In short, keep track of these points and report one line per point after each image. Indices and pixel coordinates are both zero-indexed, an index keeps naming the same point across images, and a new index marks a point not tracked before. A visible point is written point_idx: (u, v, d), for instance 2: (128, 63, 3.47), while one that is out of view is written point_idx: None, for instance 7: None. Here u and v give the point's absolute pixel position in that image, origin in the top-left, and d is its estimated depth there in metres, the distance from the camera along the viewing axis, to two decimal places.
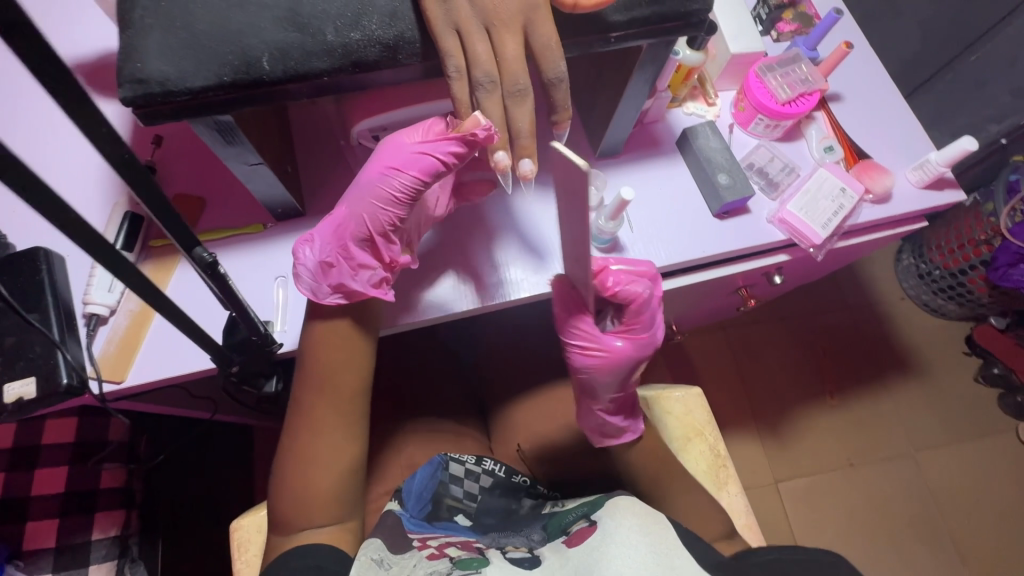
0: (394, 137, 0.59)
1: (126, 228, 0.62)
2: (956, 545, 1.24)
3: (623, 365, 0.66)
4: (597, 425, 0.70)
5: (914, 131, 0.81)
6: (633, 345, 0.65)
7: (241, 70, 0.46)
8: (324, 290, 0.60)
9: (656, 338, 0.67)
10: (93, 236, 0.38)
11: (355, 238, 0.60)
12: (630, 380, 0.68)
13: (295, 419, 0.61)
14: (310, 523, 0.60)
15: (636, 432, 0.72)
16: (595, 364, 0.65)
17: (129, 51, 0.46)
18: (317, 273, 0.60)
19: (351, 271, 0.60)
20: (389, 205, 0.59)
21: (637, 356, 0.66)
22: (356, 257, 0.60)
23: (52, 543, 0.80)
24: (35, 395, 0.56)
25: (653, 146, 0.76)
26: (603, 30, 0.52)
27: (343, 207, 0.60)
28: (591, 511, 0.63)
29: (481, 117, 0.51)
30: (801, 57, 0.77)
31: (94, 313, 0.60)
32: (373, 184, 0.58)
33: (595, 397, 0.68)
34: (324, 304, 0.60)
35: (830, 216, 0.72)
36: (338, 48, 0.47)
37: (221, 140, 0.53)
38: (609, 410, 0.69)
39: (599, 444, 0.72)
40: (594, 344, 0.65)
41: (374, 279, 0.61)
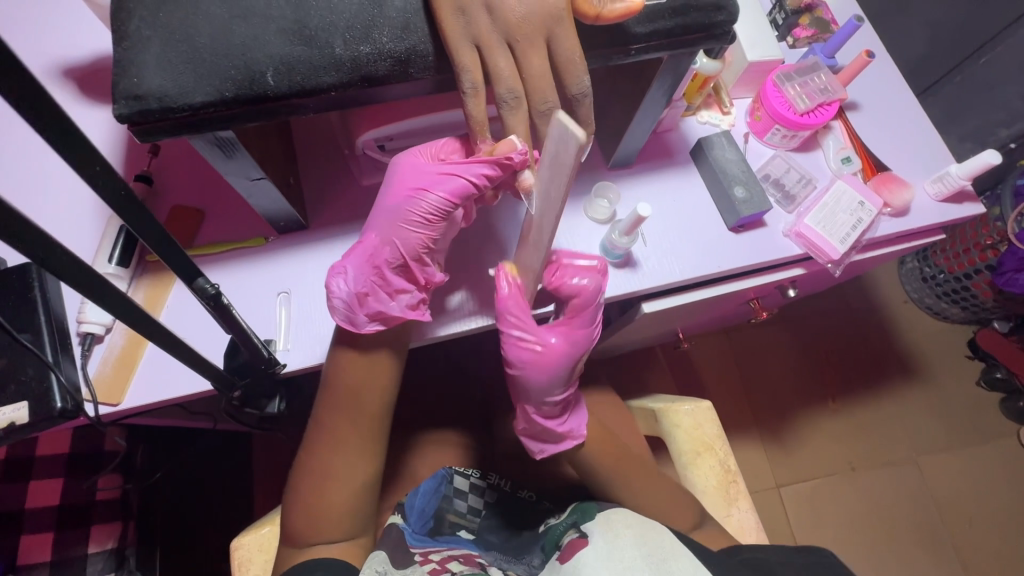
0: (410, 159, 0.56)
1: (122, 243, 0.60)
2: (959, 552, 1.23)
3: (560, 362, 0.62)
4: (533, 423, 0.66)
5: (933, 142, 0.79)
6: (569, 341, 0.62)
7: (245, 85, 0.44)
8: (361, 319, 0.56)
9: (593, 336, 0.64)
10: (75, 264, 0.35)
11: (389, 265, 0.56)
12: (571, 377, 0.64)
13: (315, 439, 0.60)
14: (324, 536, 0.59)
15: (578, 440, 0.66)
16: (529, 357, 0.61)
17: (125, 65, 0.44)
18: (353, 303, 0.56)
19: (390, 297, 0.57)
20: (422, 227, 0.56)
21: (574, 351, 0.62)
22: (392, 284, 0.57)
23: (46, 558, 0.76)
24: (27, 420, 0.54)
25: (667, 156, 0.74)
26: (625, 43, 0.50)
27: (372, 232, 0.57)
28: (581, 521, 0.62)
29: (517, 141, 0.50)
30: (820, 65, 0.75)
31: (89, 332, 0.58)
32: (403, 206, 0.55)
33: (531, 396, 0.64)
34: (363, 333, 0.57)
35: (848, 230, 0.70)
36: (347, 61, 0.45)
37: (222, 155, 0.51)
38: (545, 411, 0.65)
39: (538, 452, 0.68)
40: (532, 336, 0.61)
41: (413, 302, 0.58)
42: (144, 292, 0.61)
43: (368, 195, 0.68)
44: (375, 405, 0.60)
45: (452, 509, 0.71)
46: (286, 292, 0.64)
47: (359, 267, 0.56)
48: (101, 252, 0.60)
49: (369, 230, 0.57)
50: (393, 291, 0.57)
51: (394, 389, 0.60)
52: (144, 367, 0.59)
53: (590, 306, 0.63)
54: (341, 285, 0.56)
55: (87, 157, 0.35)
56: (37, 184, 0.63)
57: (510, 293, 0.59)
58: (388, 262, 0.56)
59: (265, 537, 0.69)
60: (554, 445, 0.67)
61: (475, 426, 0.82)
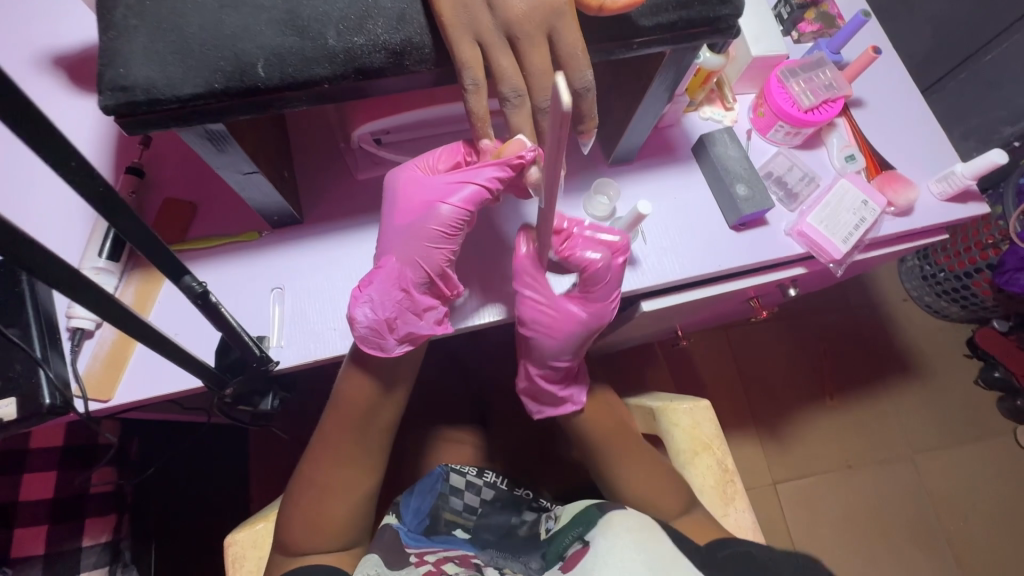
0: (416, 176, 0.57)
1: (113, 236, 0.59)
2: (953, 549, 1.23)
3: (568, 326, 0.63)
4: (536, 387, 0.69)
5: (937, 140, 0.78)
6: (586, 311, 0.63)
7: (235, 77, 0.43)
8: (391, 343, 0.56)
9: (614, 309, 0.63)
10: (51, 262, 0.34)
11: (414, 283, 0.57)
12: (580, 347, 0.65)
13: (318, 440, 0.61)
14: (315, 546, 0.59)
15: (577, 405, 0.70)
16: (543, 317, 0.62)
17: (111, 56, 0.42)
18: (382, 328, 0.55)
19: (418, 317, 0.57)
20: (442, 242, 0.56)
21: (584, 326, 0.63)
22: (419, 302, 0.57)
23: (41, 551, 0.76)
24: (16, 416, 0.53)
25: (668, 152, 0.73)
26: (626, 37, 0.49)
27: (391, 254, 0.56)
28: (585, 531, 0.60)
29: (525, 139, 0.51)
30: (826, 61, 0.74)
31: (78, 327, 0.57)
32: (420, 223, 0.56)
33: (537, 360, 0.66)
34: (394, 355, 0.56)
35: (851, 229, 0.69)
36: (340, 52, 0.44)
37: (213, 148, 0.50)
38: (548, 376, 0.68)
39: (536, 412, 0.71)
40: (547, 300, 0.62)
41: (440, 318, 0.58)
42: (135, 287, 0.60)
43: (364, 190, 0.67)
44: (369, 404, 0.59)
45: (447, 507, 0.70)
46: (280, 288, 0.63)
47: (384, 292, 0.55)
48: (90, 246, 0.59)
49: (386, 254, 0.57)
50: (421, 310, 0.57)
51: (388, 385, 0.59)
52: (135, 363, 0.58)
53: (604, 279, 0.61)
54: (365, 313, 0.55)
55: (72, 145, 0.33)
56: (27, 176, 0.62)
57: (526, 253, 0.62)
58: (414, 283, 0.56)
59: (259, 533, 0.69)
60: (551, 407, 0.71)
61: (470, 422, 0.82)
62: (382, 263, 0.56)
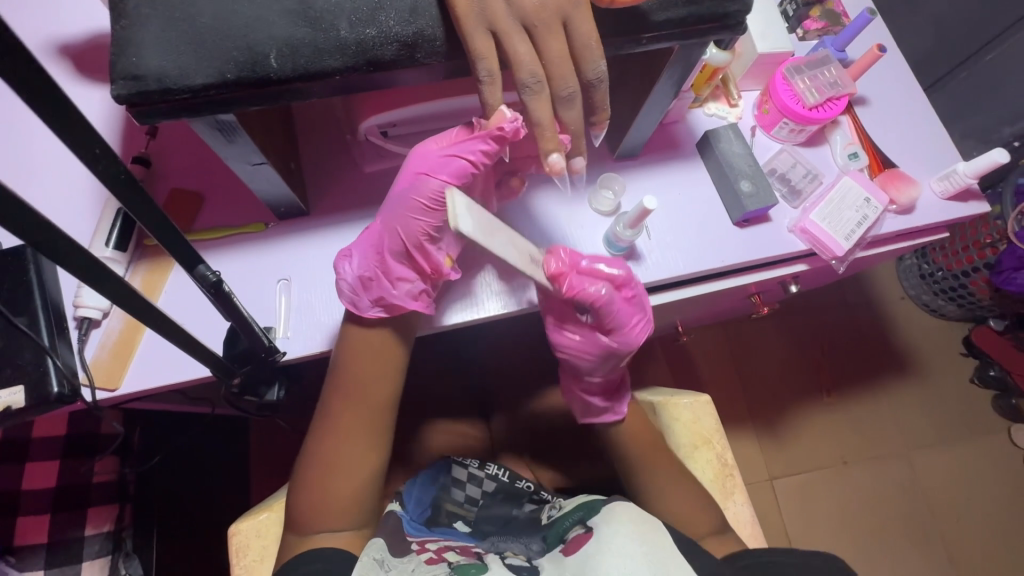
0: (420, 144, 0.57)
1: (120, 226, 0.59)
2: (945, 544, 1.25)
3: (602, 355, 0.65)
4: (580, 403, 0.70)
5: (940, 139, 0.78)
6: (607, 337, 0.65)
7: (247, 67, 0.43)
8: (364, 303, 0.58)
9: (635, 327, 0.64)
10: (68, 248, 0.34)
11: (392, 251, 0.58)
12: (615, 367, 0.67)
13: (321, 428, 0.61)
14: (326, 526, 0.59)
15: (621, 414, 0.69)
16: (571, 348, 0.66)
17: (124, 44, 0.43)
18: (357, 288, 0.58)
19: (391, 285, 0.58)
20: (423, 214, 0.57)
21: (616, 353, 0.65)
22: (395, 271, 0.58)
23: (42, 540, 0.77)
24: (24, 404, 0.54)
25: (673, 149, 0.73)
26: (636, 32, 0.49)
27: (380, 220, 0.59)
28: (588, 516, 0.62)
29: (506, 110, 0.51)
30: (831, 59, 0.74)
31: (86, 316, 0.57)
32: (405, 193, 0.56)
33: (580, 377, 0.69)
34: (365, 317, 0.58)
35: (853, 226, 0.69)
36: (352, 44, 0.44)
37: (223, 139, 0.50)
38: (592, 387, 0.69)
39: (584, 420, 0.70)
40: (571, 326, 0.66)
41: (414, 291, 0.59)
42: (142, 277, 0.60)
43: (371, 183, 0.67)
44: (374, 393, 0.60)
45: (449, 498, 0.71)
46: (286, 279, 0.63)
47: (365, 254, 0.59)
48: (97, 236, 0.59)
49: (379, 219, 0.60)
50: (396, 279, 0.58)
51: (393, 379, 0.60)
52: (142, 353, 0.58)
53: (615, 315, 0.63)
54: (347, 268, 0.59)
55: (90, 131, 0.33)
56: (33, 165, 0.62)
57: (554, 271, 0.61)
58: (390, 250, 0.58)
59: (263, 523, 0.69)
60: (597, 416, 0.69)
61: (472, 415, 0.82)
62: (371, 227, 0.60)
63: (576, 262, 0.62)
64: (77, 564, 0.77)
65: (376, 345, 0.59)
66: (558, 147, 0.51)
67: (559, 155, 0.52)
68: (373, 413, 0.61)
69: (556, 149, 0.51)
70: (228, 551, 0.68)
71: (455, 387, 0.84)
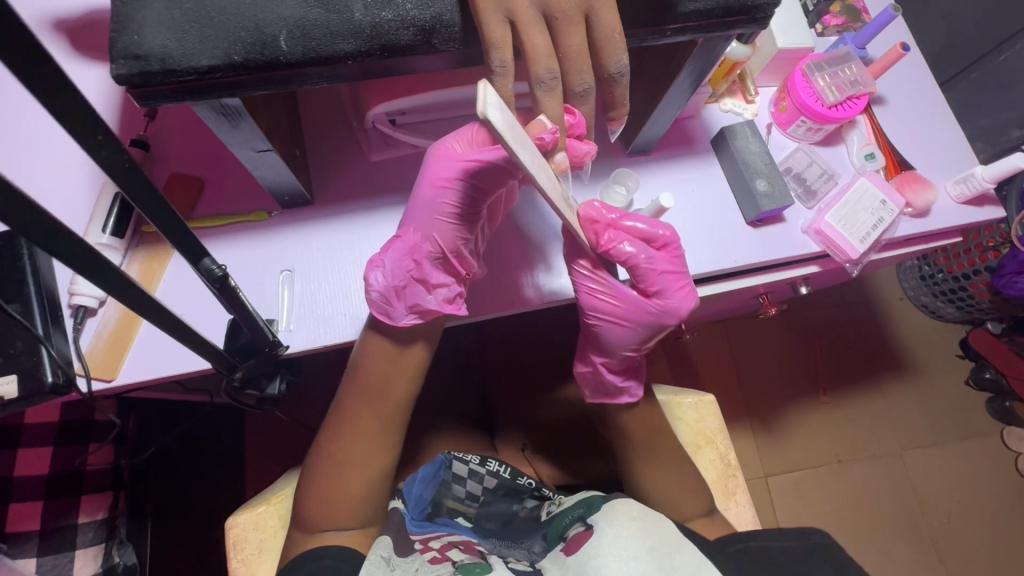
0: (443, 147, 0.57)
1: (117, 212, 0.57)
2: (935, 544, 1.26)
3: (637, 317, 0.61)
4: (600, 373, 0.66)
5: (957, 141, 0.77)
6: (644, 306, 0.60)
7: (255, 49, 0.41)
8: (398, 311, 0.57)
9: (674, 303, 0.60)
10: (62, 237, 0.32)
11: (428, 257, 0.57)
12: (646, 343, 0.63)
13: (336, 421, 0.61)
14: (334, 524, 0.60)
15: (633, 398, 0.67)
16: (604, 307, 0.61)
17: (124, 21, 0.40)
18: (392, 295, 0.56)
19: (427, 291, 0.57)
20: (458, 220, 0.56)
21: (653, 318, 0.60)
22: (430, 276, 0.57)
23: (36, 527, 0.75)
24: (16, 395, 0.52)
25: (686, 144, 0.71)
26: (660, 23, 0.48)
27: (410, 226, 0.57)
28: (587, 513, 0.60)
29: (547, 120, 0.46)
30: (851, 56, 0.72)
31: (81, 304, 0.55)
32: (438, 200, 0.56)
33: (604, 348, 0.64)
34: (399, 324, 0.57)
35: (869, 229, 0.68)
36: (366, 28, 0.42)
37: (227, 124, 0.48)
38: (612, 365, 0.65)
39: (593, 400, 0.69)
40: (604, 288, 0.61)
41: (450, 296, 0.58)
42: (139, 265, 0.58)
43: (378, 172, 0.65)
44: (378, 386, 0.59)
45: (450, 494, 0.69)
46: (289, 270, 0.61)
47: (397, 260, 0.56)
48: (94, 222, 0.57)
49: (407, 225, 0.58)
50: (431, 284, 0.57)
51: (396, 374, 0.59)
52: (141, 342, 0.56)
53: (654, 269, 0.59)
54: (379, 277, 0.56)
55: (90, 114, 0.31)
56: (27, 148, 0.60)
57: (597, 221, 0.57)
58: (426, 255, 0.57)
59: (261, 516, 0.68)
60: (609, 397, 0.68)
61: (474, 411, 0.81)
62: (402, 234, 0.58)
63: (615, 217, 0.58)
64: (70, 551, 0.76)
65: (383, 338, 0.58)
66: (563, 147, 0.50)
67: (565, 155, 0.51)
68: (377, 409, 0.60)
69: (563, 148, 0.50)
70: (226, 545, 0.67)
71: (456, 382, 0.82)
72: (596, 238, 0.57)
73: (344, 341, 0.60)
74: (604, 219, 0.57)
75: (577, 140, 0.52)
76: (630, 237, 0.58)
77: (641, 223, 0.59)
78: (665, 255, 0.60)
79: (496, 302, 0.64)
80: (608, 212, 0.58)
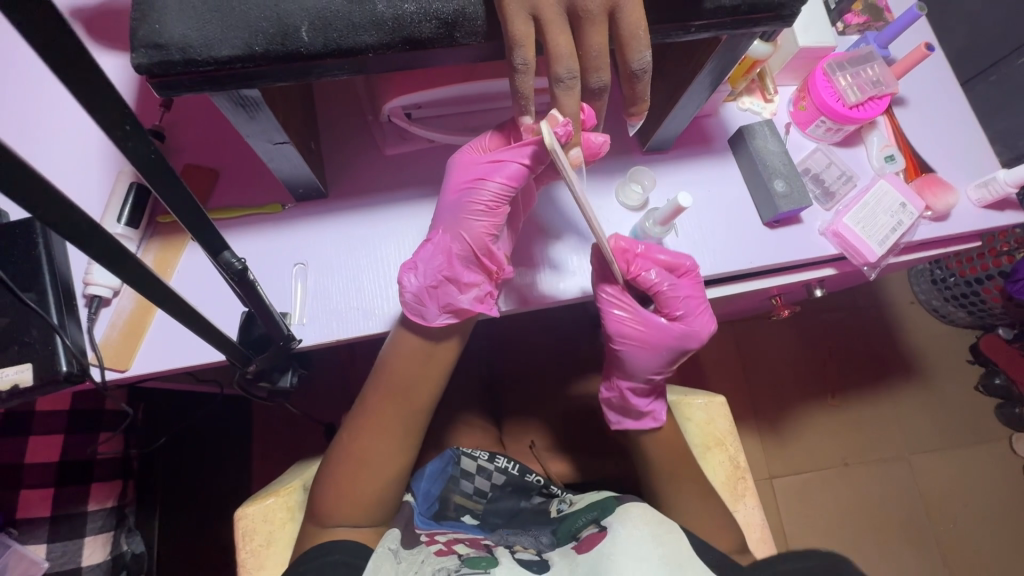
0: (465, 151, 0.58)
1: (132, 202, 0.57)
2: (942, 549, 1.25)
3: (664, 346, 0.63)
4: (628, 399, 0.66)
5: (980, 145, 0.75)
6: (675, 332, 0.63)
7: (275, 40, 0.40)
8: (431, 312, 0.57)
9: (704, 330, 0.64)
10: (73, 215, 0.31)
11: (459, 256, 0.57)
12: (672, 363, 0.65)
13: (355, 422, 0.61)
14: (349, 520, 0.59)
15: (659, 422, 0.67)
16: (631, 333, 0.63)
17: (146, 9, 0.40)
18: (425, 295, 0.56)
19: (458, 290, 0.57)
20: (483, 215, 0.57)
21: (678, 343, 0.63)
22: (462, 275, 0.57)
23: (47, 513, 0.76)
24: (31, 383, 0.52)
25: (703, 143, 0.71)
26: (685, 20, 0.47)
27: (438, 227, 0.58)
28: (601, 516, 0.60)
29: (559, 114, 0.48)
30: (874, 56, 0.71)
31: (95, 294, 0.55)
32: (464, 197, 0.57)
33: (628, 373, 0.65)
34: (433, 325, 0.57)
35: (887, 232, 0.67)
36: (388, 20, 0.41)
37: (244, 114, 0.47)
38: (637, 389, 0.66)
39: (615, 425, 0.68)
40: (634, 315, 0.63)
41: (481, 295, 0.58)
42: (153, 255, 0.58)
43: (392, 166, 0.65)
44: (395, 382, 0.59)
45: (458, 490, 0.68)
46: (302, 263, 0.61)
47: (429, 260, 0.56)
48: (109, 211, 0.57)
49: (436, 226, 0.58)
50: (464, 283, 0.57)
51: (407, 373, 0.59)
52: (153, 333, 0.56)
53: (678, 296, 0.63)
54: (412, 280, 0.56)
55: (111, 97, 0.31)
56: (42, 136, 0.60)
57: (628, 248, 0.62)
58: (456, 254, 0.57)
59: (270, 508, 0.68)
60: (634, 421, 0.67)
61: (482, 407, 0.81)
62: (432, 235, 0.58)
63: (645, 248, 0.63)
64: (80, 538, 0.77)
65: (401, 337, 0.59)
66: (579, 143, 0.51)
67: (580, 151, 0.52)
68: (390, 407, 0.60)
69: (578, 144, 0.51)
70: (234, 536, 0.66)
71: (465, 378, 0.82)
72: (627, 267, 0.62)
73: (358, 336, 0.60)
74: (633, 250, 0.62)
75: (591, 132, 0.53)
76: (657, 266, 0.63)
77: (668, 255, 0.63)
78: (687, 281, 0.63)
79: (525, 296, 0.64)
80: (636, 245, 0.63)
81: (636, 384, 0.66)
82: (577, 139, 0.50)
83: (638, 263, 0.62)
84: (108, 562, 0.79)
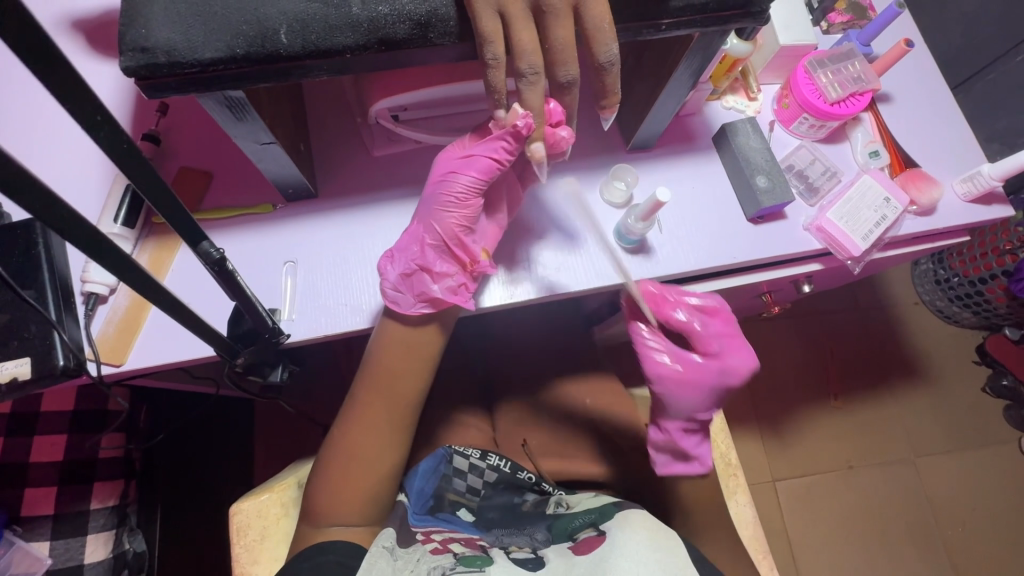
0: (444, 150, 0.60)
1: (127, 203, 0.59)
2: (948, 551, 1.23)
3: (705, 386, 0.61)
4: (677, 440, 0.63)
5: (966, 140, 0.76)
6: (715, 372, 0.61)
7: (255, 42, 0.42)
8: (407, 301, 0.58)
9: (745, 365, 0.61)
10: (49, 201, 0.31)
11: (432, 246, 0.59)
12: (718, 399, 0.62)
13: (346, 417, 0.62)
14: (338, 514, 0.60)
15: (705, 466, 0.64)
16: (673, 376, 0.60)
17: (134, 16, 0.42)
18: (401, 284, 0.59)
19: (432, 280, 0.58)
20: (455, 207, 0.58)
21: (719, 380, 0.61)
22: (435, 265, 0.58)
23: (50, 511, 0.77)
24: (29, 376, 0.54)
25: (687, 141, 0.72)
26: (653, 17, 0.48)
27: (416, 219, 0.60)
28: (599, 520, 0.60)
29: (519, 108, 0.50)
30: (855, 53, 0.72)
31: (92, 292, 0.57)
32: (437, 190, 0.58)
33: (675, 415, 0.62)
34: (410, 314, 0.58)
35: (871, 226, 0.67)
36: (364, 22, 0.43)
37: (232, 116, 0.49)
38: (688, 429, 0.63)
39: (663, 468, 0.64)
40: (680, 363, 0.61)
41: (455, 286, 0.59)
42: (149, 254, 0.61)
43: (381, 167, 0.66)
44: (385, 374, 0.60)
45: (451, 488, 0.69)
46: (292, 261, 0.63)
47: (404, 250, 0.59)
48: (106, 212, 0.59)
49: (415, 219, 0.61)
50: (437, 273, 0.58)
51: (395, 367, 0.60)
52: (148, 329, 0.58)
53: (710, 338, 0.61)
54: (389, 269, 0.59)
55: (85, 91, 0.32)
56: (42, 142, 0.63)
57: (654, 291, 0.61)
58: (429, 244, 0.59)
59: (264, 504, 0.69)
60: (682, 465, 0.63)
61: (475, 405, 0.81)
62: (410, 228, 0.61)
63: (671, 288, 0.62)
64: (83, 536, 0.78)
65: (389, 331, 0.60)
66: (540, 138, 0.52)
67: (543, 145, 0.53)
68: (381, 400, 0.61)
69: (539, 138, 0.52)
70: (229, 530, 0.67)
71: (458, 377, 0.83)
72: (658, 310, 0.61)
73: (346, 330, 0.61)
74: (663, 294, 0.61)
75: (554, 127, 0.53)
76: (687, 308, 0.61)
77: (698, 302, 0.62)
78: (718, 321, 0.62)
79: (510, 294, 0.65)
80: (665, 289, 0.62)
81: (681, 424, 0.63)
82: (540, 133, 0.52)
83: (668, 305, 0.61)
84: (110, 560, 0.80)
